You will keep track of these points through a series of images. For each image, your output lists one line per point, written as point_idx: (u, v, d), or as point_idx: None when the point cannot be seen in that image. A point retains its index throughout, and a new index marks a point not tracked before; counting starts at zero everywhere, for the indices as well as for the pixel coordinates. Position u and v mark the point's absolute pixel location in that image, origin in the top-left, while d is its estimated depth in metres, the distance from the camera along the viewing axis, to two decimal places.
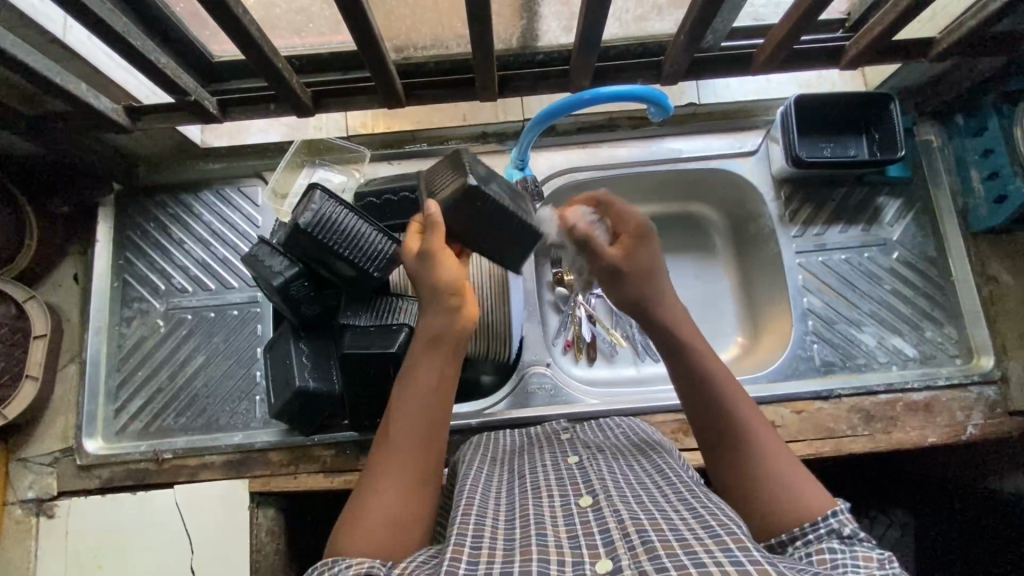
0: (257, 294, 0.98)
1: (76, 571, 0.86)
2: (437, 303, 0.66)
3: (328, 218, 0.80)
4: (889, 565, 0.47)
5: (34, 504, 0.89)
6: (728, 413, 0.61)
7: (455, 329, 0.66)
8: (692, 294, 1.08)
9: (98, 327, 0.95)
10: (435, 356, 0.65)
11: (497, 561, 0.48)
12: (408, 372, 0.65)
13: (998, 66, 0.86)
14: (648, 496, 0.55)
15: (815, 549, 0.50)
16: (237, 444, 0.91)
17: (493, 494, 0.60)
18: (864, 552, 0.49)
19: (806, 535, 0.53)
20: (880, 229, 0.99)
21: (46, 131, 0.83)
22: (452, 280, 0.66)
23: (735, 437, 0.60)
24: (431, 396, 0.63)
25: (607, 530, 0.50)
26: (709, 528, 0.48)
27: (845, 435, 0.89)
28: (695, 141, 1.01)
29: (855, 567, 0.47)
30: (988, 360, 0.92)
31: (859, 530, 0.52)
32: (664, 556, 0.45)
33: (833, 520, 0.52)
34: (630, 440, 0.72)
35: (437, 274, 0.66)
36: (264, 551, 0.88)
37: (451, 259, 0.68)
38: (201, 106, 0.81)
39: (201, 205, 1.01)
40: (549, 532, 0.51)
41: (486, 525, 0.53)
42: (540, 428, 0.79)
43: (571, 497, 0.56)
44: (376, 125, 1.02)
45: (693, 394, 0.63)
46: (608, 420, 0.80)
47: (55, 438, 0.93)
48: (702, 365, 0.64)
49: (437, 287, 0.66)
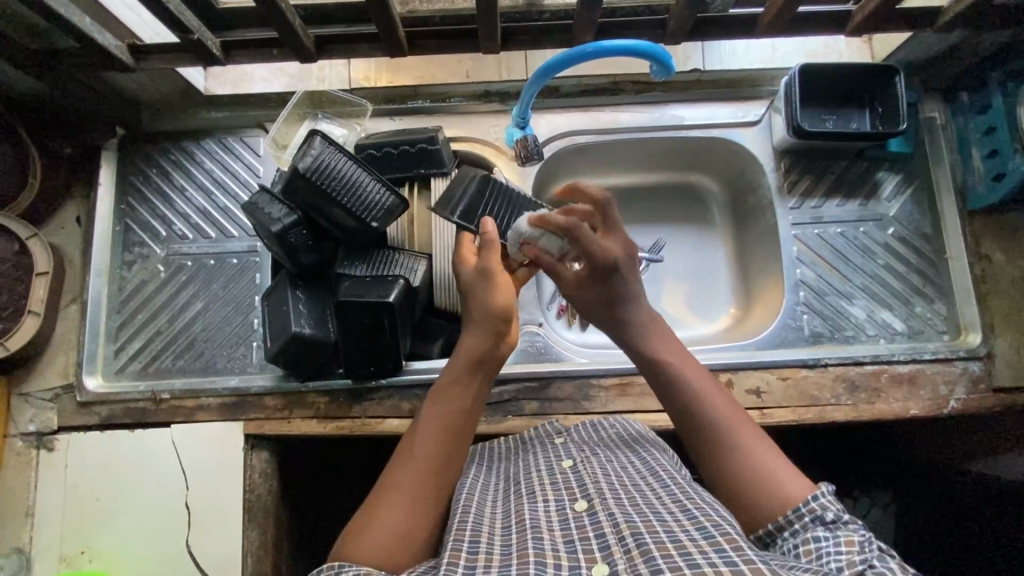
0: (256, 244, 0.99)
1: (75, 504, 0.89)
2: (481, 328, 0.71)
3: (328, 165, 0.82)
4: (869, 548, 0.51)
5: (35, 437, 0.92)
6: (697, 407, 0.65)
7: (492, 351, 0.71)
8: (686, 266, 1.10)
9: (100, 269, 0.97)
10: (466, 381, 0.69)
11: (494, 566, 0.50)
12: (439, 388, 0.69)
13: (1006, 40, 0.85)
14: (642, 496, 0.58)
15: (802, 541, 0.54)
16: (233, 388, 0.93)
17: (490, 504, 0.63)
18: (847, 536, 0.52)
19: (792, 525, 0.56)
20: (878, 205, 0.99)
21: (52, 69, 0.83)
22: (506, 306, 0.72)
23: (700, 426, 0.64)
24: (461, 417, 0.67)
25: (603, 534, 0.52)
26: (703, 529, 0.50)
27: (829, 404, 0.90)
28: (698, 109, 1.01)
29: (837, 554, 0.51)
30: (975, 337, 0.93)
31: (841, 513, 0.55)
32: (659, 558, 0.46)
33: (813, 505, 0.56)
34: (617, 437, 0.75)
35: (488, 295, 0.72)
36: (257, 491, 0.91)
37: (507, 287, 0.73)
38: (205, 46, 0.80)
39: (203, 153, 1.01)
40: (546, 537, 0.53)
41: (483, 532, 0.56)
42: (534, 432, 0.82)
43: (567, 501, 0.59)
44: (380, 79, 1.01)
45: (666, 389, 0.68)
46: (604, 419, 0.82)
47: (56, 375, 0.94)
48: (681, 371, 0.68)
49: (490, 314, 0.71)
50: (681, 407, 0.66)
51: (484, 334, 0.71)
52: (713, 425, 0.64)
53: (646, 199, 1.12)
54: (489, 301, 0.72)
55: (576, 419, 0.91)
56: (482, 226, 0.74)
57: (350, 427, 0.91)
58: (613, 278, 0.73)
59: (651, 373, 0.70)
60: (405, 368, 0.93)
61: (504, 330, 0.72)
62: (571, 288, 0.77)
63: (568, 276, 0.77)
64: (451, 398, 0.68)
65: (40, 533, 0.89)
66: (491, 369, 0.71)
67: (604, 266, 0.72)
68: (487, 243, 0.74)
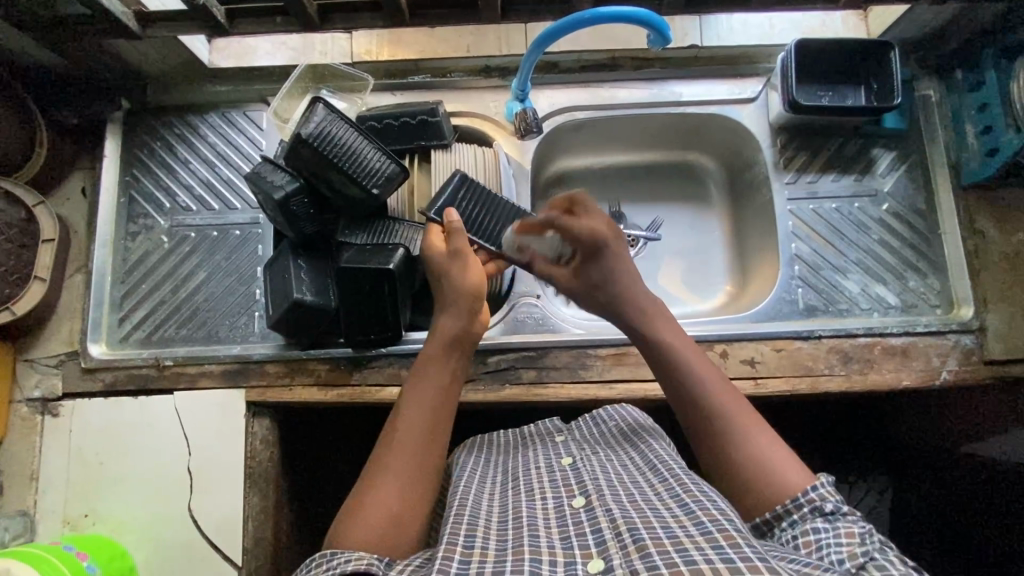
0: (259, 216, 1.00)
1: (80, 469, 0.90)
2: (459, 308, 0.75)
3: (330, 133, 0.83)
4: (870, 540, 0.52)
5: (41, 402, 0.93)
6: (698, 394, 0.66)
7: (469, 330, 0.74)
8: (685, 243, 1.12)
9: (105, 240, 0.98)
10: (444, 361, 0.71)
11: (489, 560, 0.51)
12: (419, 367, 0.71)
13: (1000, 14, 0.87)
14: (640, 494, 0.59)
15: (801, 532, 0.55)
16: (235, 355, 0.94)
17: (487, 495, 0.65)
18: (847, 528, 0.53)
19: (790, 515, 0.57)
20: (873, 179, 1.00)
21: (61, 38, 0.85)
22: (474, 284, 0.77)
23: (698, 406, 0.65)
24: (442, 395, 0.68)
25: (599, 529, 0.53)
26: (701, 524, 0.51)
27: (823, 374, 0.91)
28: (696, 85, 1.02)
29: (837, 546, 0.52)
30: (968, 310, 0.94)
31: (840, 505, 0.56)
32: (654, 553, 0.47)
33: (812, 495, 0.57)
34: (618, 431, 0.77)
35: (461, 276, 0.77)
36: (258, 457, 0.91)
37: (476, 265, 0.78)
38: (210, 13, 0.81)
39: (207, 126, 1.03)
40: (542, 534, 0.54)
41: (478, 525, 0.57)
42: (532, 426, 0.85)
43: (565, 499, 0.60)
44: (381, 52, 1.02)
45: (666, 375, 0.69)
46: (603, 410, 0.83)
47: (61, 342, 0.96)
48: (678, 357, 0.69)
49: (461, 292, 0.75)
50: (679, 394, 0.67)
51: (461, 314, 0.74)
52: (708, 415, 0.64)
53: (644, 177, 1.14)
54: (461, 281, 0.76)
55: (572, 387, 0.92)
56: (447, 216, 0.80)
57: (350, 395, 0.92)
58: (597, 260, 0.78)
59: (652, 356, 0.71)
60: (404, 338, 0.94)
61: (477, 310, 0.76)
62: (567, 285, 0.82)
63: (561, 276, 0.82)
64: (436, 375, 0.69)
65: (45, 496, 0.90)
66: (469, 348, 0.75)
67: (592, 247, 0.78)
68: (453, 229, 0.79)
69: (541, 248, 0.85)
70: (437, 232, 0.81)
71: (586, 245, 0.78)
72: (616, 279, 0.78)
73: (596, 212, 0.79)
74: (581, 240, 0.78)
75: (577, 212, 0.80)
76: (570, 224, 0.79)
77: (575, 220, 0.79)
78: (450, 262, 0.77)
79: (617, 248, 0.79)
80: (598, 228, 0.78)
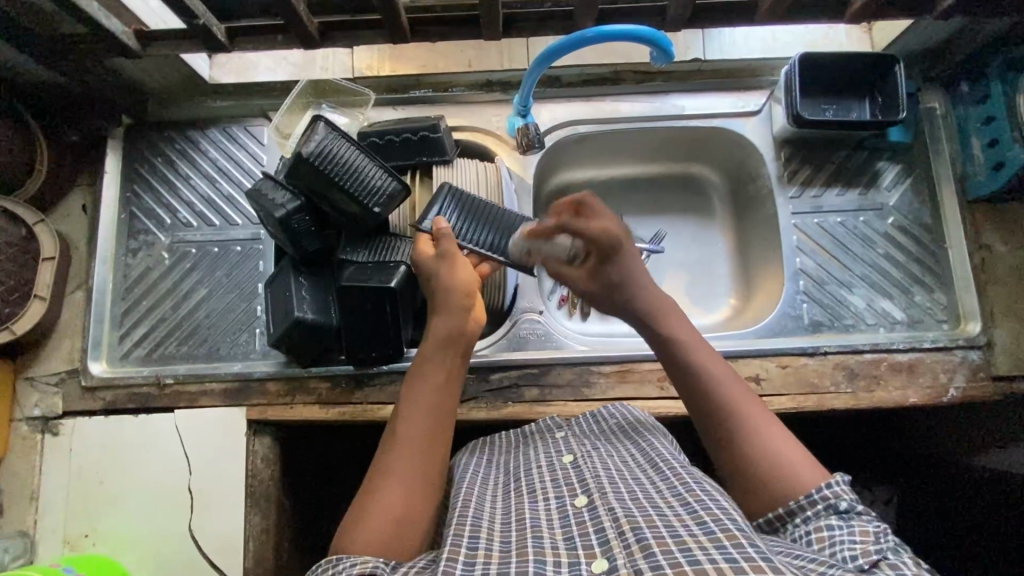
0: (259, 232, 1.00)
1: (79, 489, 0.90)
2: (450, 307, 0.73)
3: (331, 151, 0.83)
4: (885, 539, 0.51)
5: (41, 421, 0.93)
6: (710, 388, 0.65)
7: (463, 329, 0.73)
8: (689, 256, 1.11)
9: (105, 256, 0.98)
10: (438, 361, 0.70)
11: (493, 562, 0.51)
12: (416, 369, 0.70)
13: (1004, 28, 0.86)
14: (643, 492, 0.58)
15: (814, 528, 0.54)
16: (236, 373, 0.94)
17: (489, 497, 0.64)
18: (862, 526, 0.52)
19: (803, 511, 0.56)
20: (878, 194, 0.99)
21: (61, 55, 0.84)
22: (467, 282, 0.75)
23: (709, 399, 0.65)
24: (438, 395, 0.67)
25: (602, 529, 0.52)
26: (703, 523, 0.50)
27: (829, 391, 0.90)
28: (698, 99, 1.01)
29: (851, 542, 0.51)
30: (975, 326, 0.93)
31: (854, 504, 0.55)
32: (658, 553, 0.46)
33: (827, 492, 0.55)
34: (618, 428, 0.76)
35: (449, 275, 0.76)
36: (259, 476, 0.90)
37: (466, 265, 0.77)
38: (210, 31, 0.81)
39: (207, 141, 1.02)
40: (546, 536, 0.53)
41: (483, 527, 0.56)
42: (534, 424, 0.83)
43: (568, 498, 0.59)
44: (382, 67, 1.02)
45: (677, 368, 0.69)
46: (603, 407, 0.82)
47: (62, 360, 0.96)
48: (690, 352, 0.69)
49: (454, 291, 0.74)
50: (691, 387, 0.67)
51: (454, 312, 0.73)
52: (719, 408, 0.64)
53: (645, 189, 1.13)
54: (450, 280, 0.75)
55: (575, 406, 0.91)
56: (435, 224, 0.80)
57: (352, 413, 0.91)
58: (612, 260, 0.78)
59: (663, 348, 0.71)
60: (406, 355, 0.93)
61: (471, 305, 0.75)
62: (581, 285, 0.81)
63: (574, 275, 0.82)
64: (430, 375, 0.69)
65: (45, 516, 0.89)
66: (466, 347, 0.73)
67: (606, 248, 0.77)
68: (441, 235, 0.78)
69: (552, 251, 0.84)
70: (427, 240, 0.80)
71: (603, 244, 0.77)
72: (627, 280, 0.77)
73: (601, 214, 0.78)
74: (599, 237, 0.77)
75: (583, 214, 0.79)
76: (585, 226, 0.78)
77: (585, 224, 0.78)
78: (442, 263, 0.76)
79: (630, 249, 0.78)
80: (610, 226, 0.77)
